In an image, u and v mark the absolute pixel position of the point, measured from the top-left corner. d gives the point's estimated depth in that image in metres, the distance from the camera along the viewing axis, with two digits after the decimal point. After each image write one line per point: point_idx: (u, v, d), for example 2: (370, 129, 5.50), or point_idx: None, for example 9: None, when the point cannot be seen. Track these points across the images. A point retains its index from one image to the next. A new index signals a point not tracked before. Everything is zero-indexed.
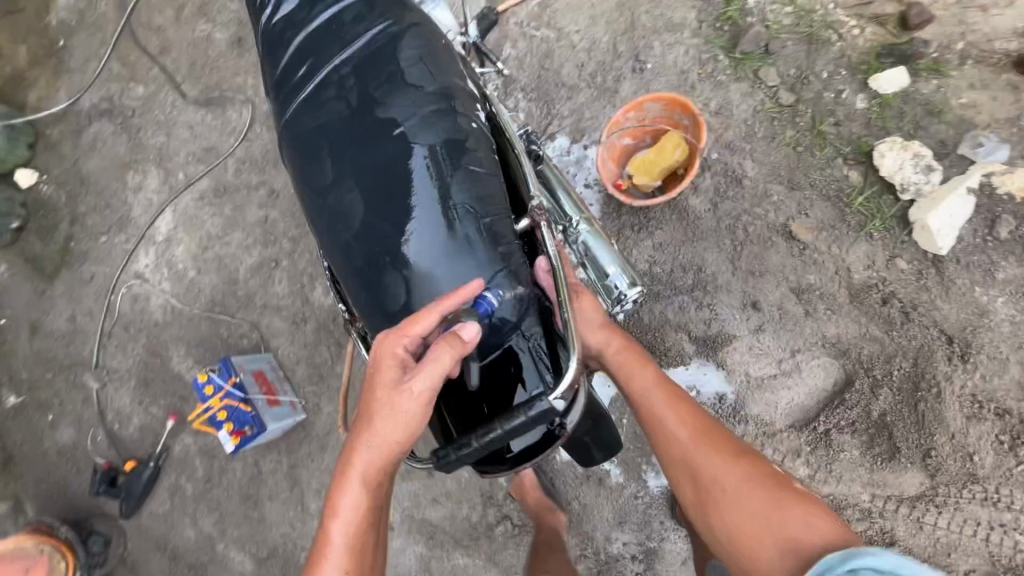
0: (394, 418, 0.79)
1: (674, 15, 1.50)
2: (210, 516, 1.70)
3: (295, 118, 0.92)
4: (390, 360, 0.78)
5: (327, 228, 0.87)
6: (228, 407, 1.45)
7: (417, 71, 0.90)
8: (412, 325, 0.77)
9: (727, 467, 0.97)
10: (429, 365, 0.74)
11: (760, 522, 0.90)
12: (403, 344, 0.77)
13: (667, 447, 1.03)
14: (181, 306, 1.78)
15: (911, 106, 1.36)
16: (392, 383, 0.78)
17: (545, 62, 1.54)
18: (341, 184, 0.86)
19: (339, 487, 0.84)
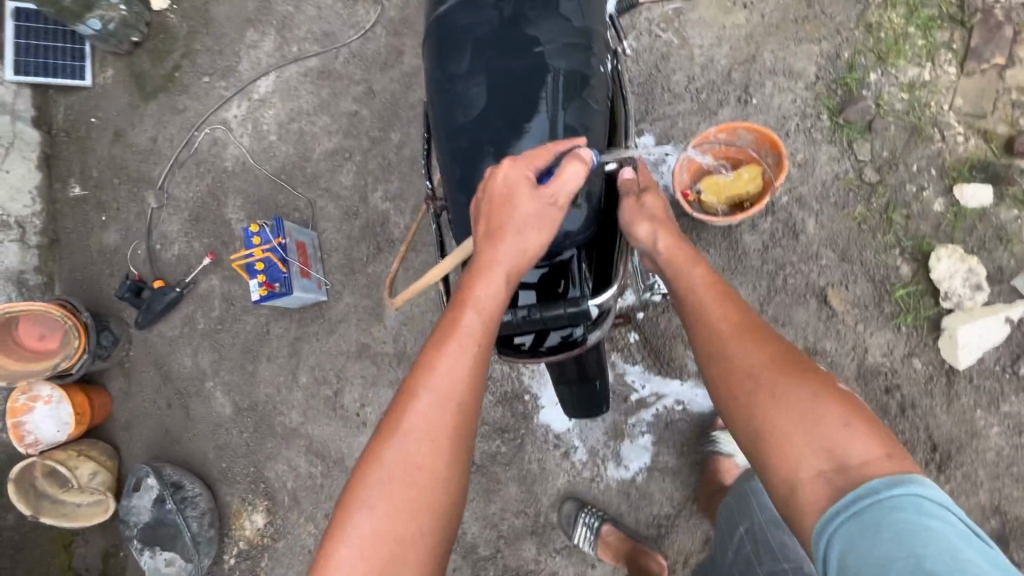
0: (513, 234, 0.83)
1: (795, 64, 1.55)
2: (210, 354, 1.83)
3: (444, 7, 1.00)
4: (512, 181, 0.84)
5: (442, 109, 0.95)
6: (266, 262, 1.55)
7: (571, 6, 0.98)
8: (537, 154, 0.86)
9: (763, 363, 0.87)
10: (565, 177, 0.83)
11: (796, 420, 0.80)
12: (527, 168, 0.85)
13: (704, 339, 0.95)
14: (253, 162, 1.90)
15: (984, 225, 1.39)
16: (516, 200, 0.83)
17: (660, 64, 1.61)
18: (470, 77, 0.95)
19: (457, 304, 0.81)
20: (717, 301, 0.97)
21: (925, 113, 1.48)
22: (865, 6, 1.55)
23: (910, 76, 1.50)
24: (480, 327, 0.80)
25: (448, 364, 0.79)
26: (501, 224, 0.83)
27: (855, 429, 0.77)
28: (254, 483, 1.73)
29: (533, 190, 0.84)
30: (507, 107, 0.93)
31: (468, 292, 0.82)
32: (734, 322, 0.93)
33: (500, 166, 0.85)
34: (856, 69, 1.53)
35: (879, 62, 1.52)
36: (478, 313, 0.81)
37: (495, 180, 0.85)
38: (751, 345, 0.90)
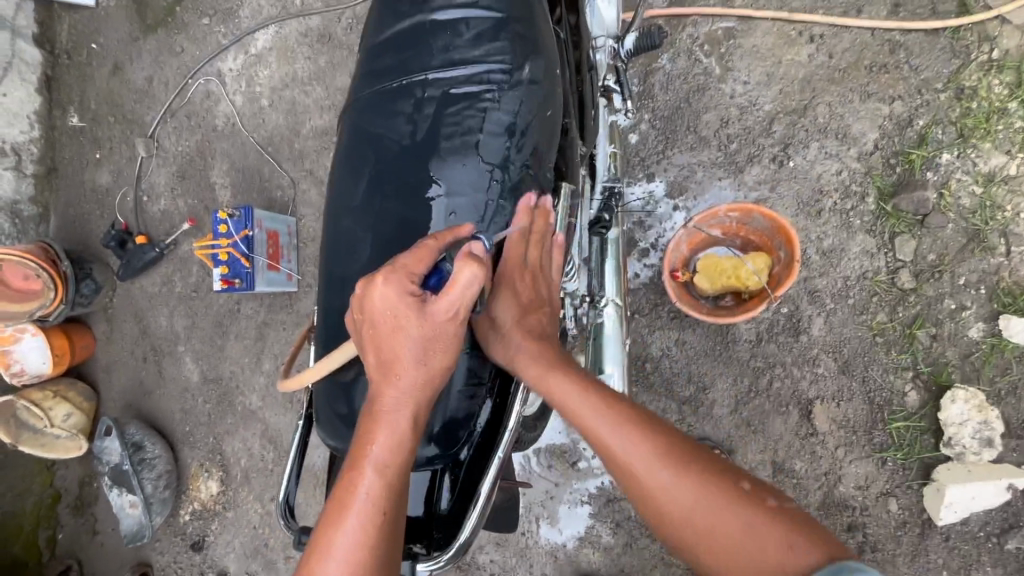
0: (403, 367, 0.64)
1: (853, 125, 1.29)
2: (185, 319, 1.84)
3: (365, 76, 0.80)
4: (387, 306, 0.64)
5: (329, 218, 0.77)
6: (230, 257, 1.48)
7: (499, 141, 0.73)
8: (415, 257, 0.65)
9: (676, 482, 0.68)
10: (458, 287, 0.63)
11: (740, 544, 0.64)
12: (401, 285, 0.63)
13: (627, 477, 0.71)
14: (242, 126, 1.78)
15: (1021, 368, 1.18)
16: (397, 327, 0.64)
17: (691, 96, 1.35)
18: (366, 180, 0.75)
19: (351, 466, 0.64)
20: (609, 416, 0.73)
21: (995, 215, 1.22)
22: (963, 64, 1.24)
23: (992, 165, 1.22)
24: (384, 484, 0.63)
25: (346, 540, 0.60)
26: (383, 358, 0.65)
27: (790, 535, 0.63)
28: (213, 452, 1.80)
29: (418, 309, 0.63)
30: (400, 227, 0.73)
31: (360, 449, 0.64)
32: (637, 435, 0.71)
33: (365, 288, 0.65)
34: (927, 143, 1.25)
35: (960, 140, 1.24)
36: (378, 473, 0.63)
37: (368, 308, 0.65)
38: (669, 467, 0.69)
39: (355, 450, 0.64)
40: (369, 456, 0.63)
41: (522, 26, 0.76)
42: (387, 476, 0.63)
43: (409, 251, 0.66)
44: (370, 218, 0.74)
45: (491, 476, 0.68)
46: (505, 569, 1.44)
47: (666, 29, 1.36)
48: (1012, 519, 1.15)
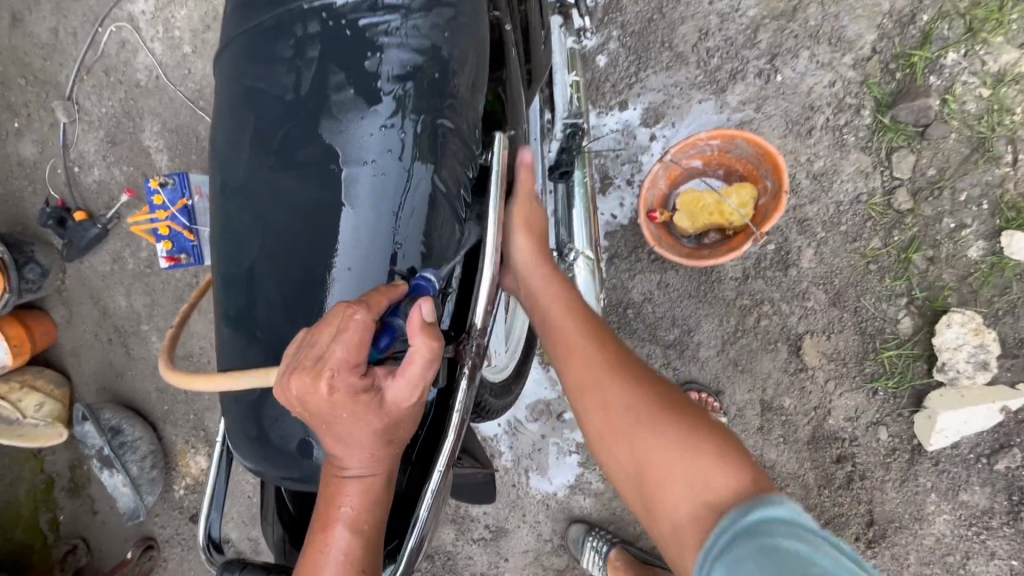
0: (363, 450, 0.53)
1: (849, 26, 1.13)
2: (143, 297, 1.73)
3: (232, 15, 0.62)
4: (331, 404, 0.49)
5: (216, 203, 0.60)
6: (171, 231, 1.35)
7: (402, 83, 0.56)
8: (354, 343, 0.48)
9: (627, 398, 0.72)
10: (417, 370, 0.51)
11: (668, 462, 0.66)
12: (347, 382, 0.49)
13: (577, 385, 0.76)
14: (166, 79, 1.58)
15: (1021, 287, 1.12)
16: (352, 423, 0.51)
17: (665, 5, 1.19)
18: (251, 149, 0.58)
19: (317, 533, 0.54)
20: (589, 338, 0.77)
21: (1003, 121, 1.10)
22: None
23: (1003, 62, 1.10)
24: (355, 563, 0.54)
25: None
26: (338, 446, 0.53)
27: (727, 457, 0.64)
28: (196, 428, 1.76)
29: (374, 399, 0.51)
30: (300, 210, 0.57)
31: (322, 527, 0.54)
32: (611, 373, 0.74)
33: (300, 388, 0.48)
34: (931, 42, 1.11)
35: (968, 36, 1.10)
36: (353, 532, 0.54)
37: (304, 403, 0.50)
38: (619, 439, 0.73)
39: (319, 519, 0.54)
40: (338, 523, 0.54)
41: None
42: (361, 555, 0.54)
43: (336, 329, 0.48)
44: (264, 198, 0.58)
45: (430, 496, 0.55)
46: (499, 521, 1.44)
47: None
48: (1003, 439, 1.13)
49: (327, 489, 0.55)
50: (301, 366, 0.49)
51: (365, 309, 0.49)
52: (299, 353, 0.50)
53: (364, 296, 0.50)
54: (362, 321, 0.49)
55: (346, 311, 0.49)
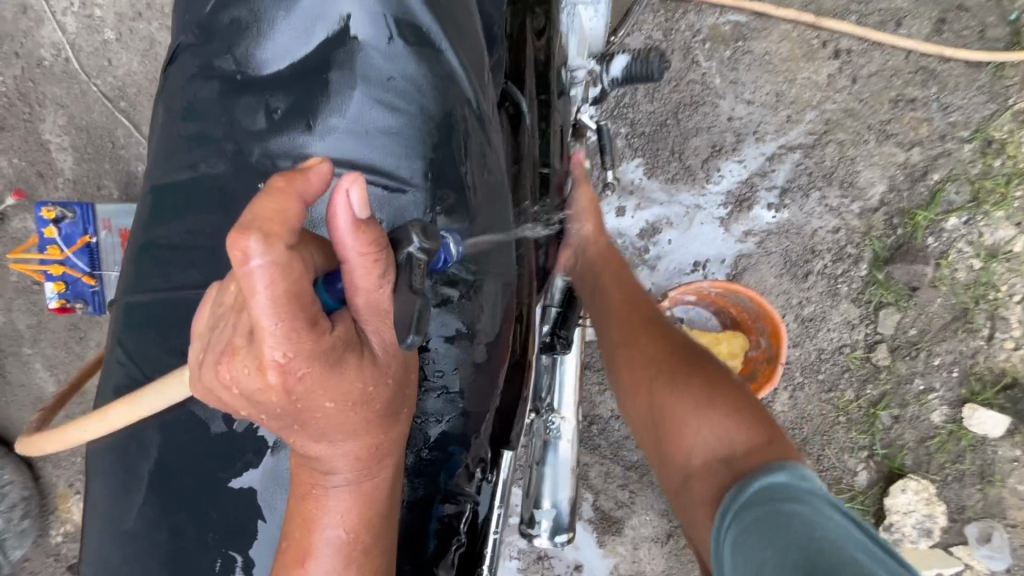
0: (346, 448, 0.41)
1: (863, 173, 1.08)
2: (30, 316, 1.44)
3: (139, 260, 0.54)
4: (285, 397, 0.36)
5: (98, 486, 0.52)
6: (64, 274, 1.10)
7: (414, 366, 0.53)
8: (281, 306, 0.32)
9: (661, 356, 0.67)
10: (361, 256, 0.36)
11: (687, 409, 0.58)
12: (300, 369, 0.35)
13: (613, 342, 0.73)
14: (78, 66, 1.29)
15: (973, 458, 1.13)
16: (326, 417, 0.39)
17: (682, 111, 1.07)
18: (154, 426, 0.50)
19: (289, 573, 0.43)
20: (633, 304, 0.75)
21: (987, 295, 1.09)
22: (997, 111, 1.05)
23: (998, 237, 1.08)
24: (363, 571, 0.44)
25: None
26: (314, 444, 0.40)
27: (742, 415, 0.55)
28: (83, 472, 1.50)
29: (343, 343, 0.37)
30: (229, 514, 0.49)
31: (301, 550, 0.43)
32: (664, 351, 0.67)
33: (245, 373, 0.35)
34: (937, 203, 1.08)
35: (973, 203, 1.07)
36: (342, 558, 0.43)
37: (249, 391, 0.36)
38: (655, 344, 0.68)
39: (290, 556, 0.43)
40: (325, 550, 0.43)
41: (450, 217, 0.52)
42: (370, 566, 0.44)
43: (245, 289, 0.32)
44: (169, 489, 0.49)
45: None
46: None
47: (659, 20, 1.06)
48: None
49: (303, 502, 0.43)
50: (225, 361, 0.35)
51: (264, 237, 0.31)
52: (225, 329, 0.36)
53: (243, 261, 0.31)
54: (273, 264, 0.31)
55: (233, 259, 0.31)
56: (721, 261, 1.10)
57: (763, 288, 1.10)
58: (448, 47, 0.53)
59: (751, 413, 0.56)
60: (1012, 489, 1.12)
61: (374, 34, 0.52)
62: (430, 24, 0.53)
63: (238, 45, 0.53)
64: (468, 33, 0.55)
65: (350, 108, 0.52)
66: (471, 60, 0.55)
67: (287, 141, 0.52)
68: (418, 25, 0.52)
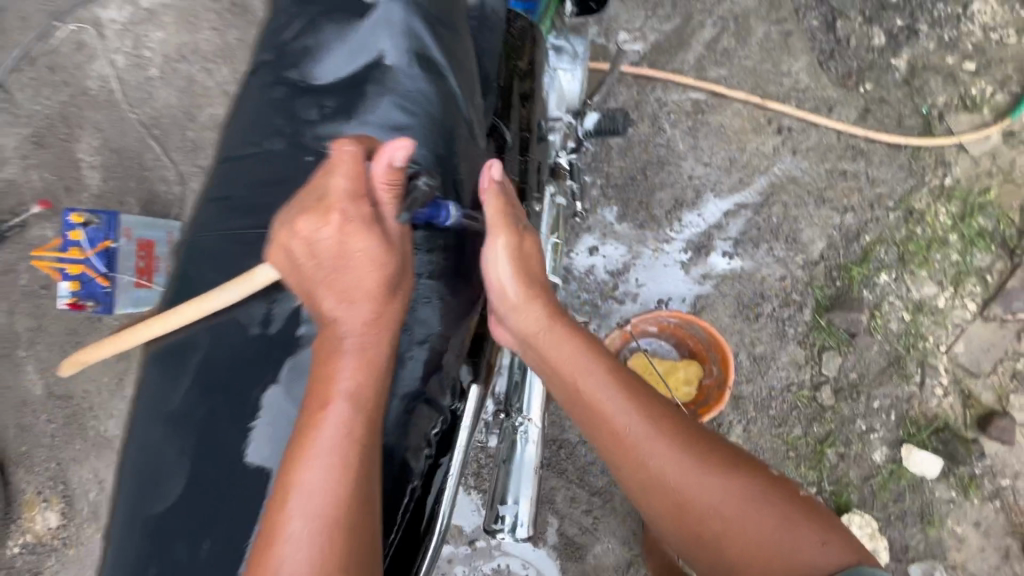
0: (361, 308, 0.55)
1: (804, 230, 1.24)
2: (30, 320, 1.50)
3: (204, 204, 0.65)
4: (336, 240, 0.55)
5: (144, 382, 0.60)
6: (82, 274, 1.19)
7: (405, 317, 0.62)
8: (352, 174, 0.55)
9: (687, 471, 0.66)
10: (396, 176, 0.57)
11: (741, 535, 0.63)
12: (350, 213, 0.55)
13: (623, 456, 0.68)
14: (121, 97, 1.45)
15: (913, 498, 1.21)
16: (353, 270, 0.55)
17: (649, 168, 1.24)
18: (204, 330, 0.59)
19: (299, 431, 0.51)
20: (614, 385, 0.70)
21: (916, 345, 1.22)
22: (916, 186, 1.23)
23: (923, 294, 1.23)
24: (362, 420, 0.52)
25: (319, 488, 0.49)
26: (340, 301, 0.55)
27: (795, 523, 0.63)
28: (54, 480, 1.50)
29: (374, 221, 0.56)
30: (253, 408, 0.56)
31: (315, 404, 0.52)
32: (690, 460, 0.66)
33: (309, 222, 0.54)
34: (869, 261, 1.23)
35: (899, 263, 1.23)
36: (349, 407, 0.52)
37: (309, 237, 0.55)
38: (678, 455, 0.66)
39: (303, 413, 0.52)
40: (334, 406, 0.52)
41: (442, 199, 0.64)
42: (365, 422, 0.52)
43: (334, 165, 0.56)
44: (203, 386, 0.56)
45: None
46: None
47: (632, 93, 1.25)
48: None
49: (320, 368, 0.54)
50: (297, 210, 0.56)
51: (354, 141, 0.57)
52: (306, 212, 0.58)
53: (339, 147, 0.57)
54: (356, 152, 0.56)
55: (337, 150, 0.57)
56: (682, 298, 1.23)
57: (719, 327, 1.23)
58: (453, 74, 0.68)
59: (793, 506, 0.65)
60: (950, 530, 1.20)
61: (399, 62, 0.66)
62: (438, 54, 0.68)
63: (295, 64, 0.68)
64: (468, 68, 0.70)
65: (377, 110, 0.65)
66: (467, 83, 0.70)
67: (330, 128, 0.65)
68: (428, 55, 0.67)
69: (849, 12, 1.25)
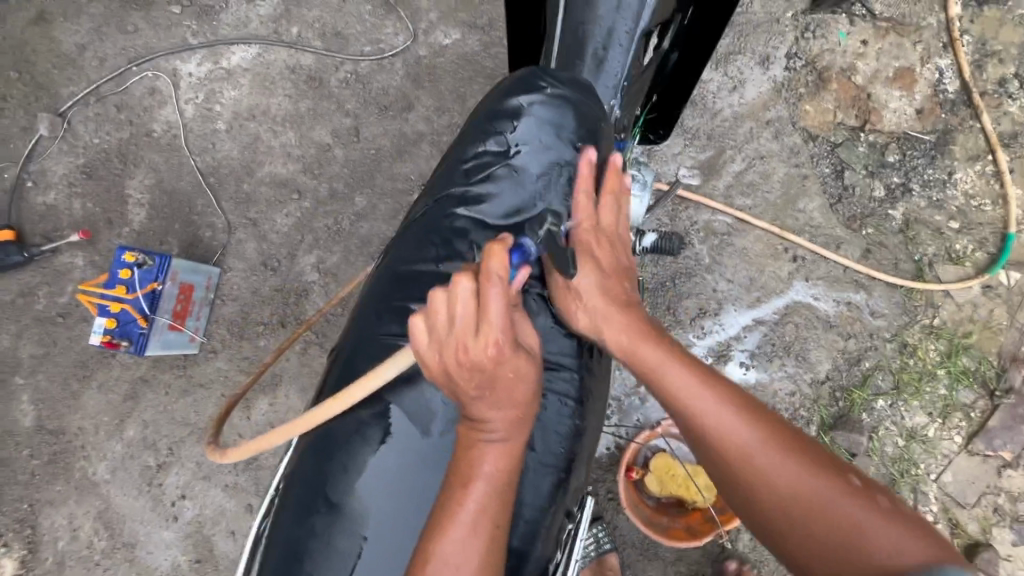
0: (494, 408, 0.66)
1: (812, 351, 1.35)
2: (37, 347, 1.45)
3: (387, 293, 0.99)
4: (460, 368, 0.63)
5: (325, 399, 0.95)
6: (121, 312, 1.21)
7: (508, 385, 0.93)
8: (465, 311, 0.63)
9: (758, 441, 0.73)
10: (494, 290, 0.62)
11: (812, 507, 0.69)
12: (467, 347, 0.63)
13: (705, 431, 0.77)
14: (183, 143, 1.51)
15: None
16: (497, 384, 0.65)
17: (678, 278, 1.36)
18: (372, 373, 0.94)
19: (452, 498, 0.66)
20: (688, 372, 0.80)
21: (910, 470, 1.32)
22: (910, 322, 1.38)
23: (916, 422, 1.34)
24: (499, 495, 0.66)
25: (451, 562, 0.62)
26: (486, 411, 0.66)
27: (874, 508, 0.67)
28: (22, 522, 1.40)
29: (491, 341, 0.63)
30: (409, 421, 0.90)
31: (463, 478, 0.66)
32: (753, 427, 0.74)
33: (441, 360, 0.65)
34: (869, 385, 1.35)
35: (895, 391, 1.34)
36: (489, 486, 0.66)
37: (446, 367, 0.65)
38: (746, 423, 0.75)
39: (457, 482, 0.66)
40: (478, 482, 0.66)
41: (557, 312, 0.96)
42: (503, 494, 0.66)
43: (446, 304, 0.64)
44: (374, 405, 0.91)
45: None
46: None
47: (669, 209, 1.38)
48: None
49: (468, 452, 0.68)
50: (438, 344, 0.65)
51: (457, 279, 0.63)
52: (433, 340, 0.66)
53: (453, 288, 0.63)
54: (463, 292, 0.63)
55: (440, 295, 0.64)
56: None
57: None
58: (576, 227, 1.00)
59: (861, 487, 0.69)
60: None
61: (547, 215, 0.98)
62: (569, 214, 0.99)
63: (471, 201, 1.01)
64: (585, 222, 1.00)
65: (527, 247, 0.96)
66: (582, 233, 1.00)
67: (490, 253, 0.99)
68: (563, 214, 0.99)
69: (856, 165, 1.44)
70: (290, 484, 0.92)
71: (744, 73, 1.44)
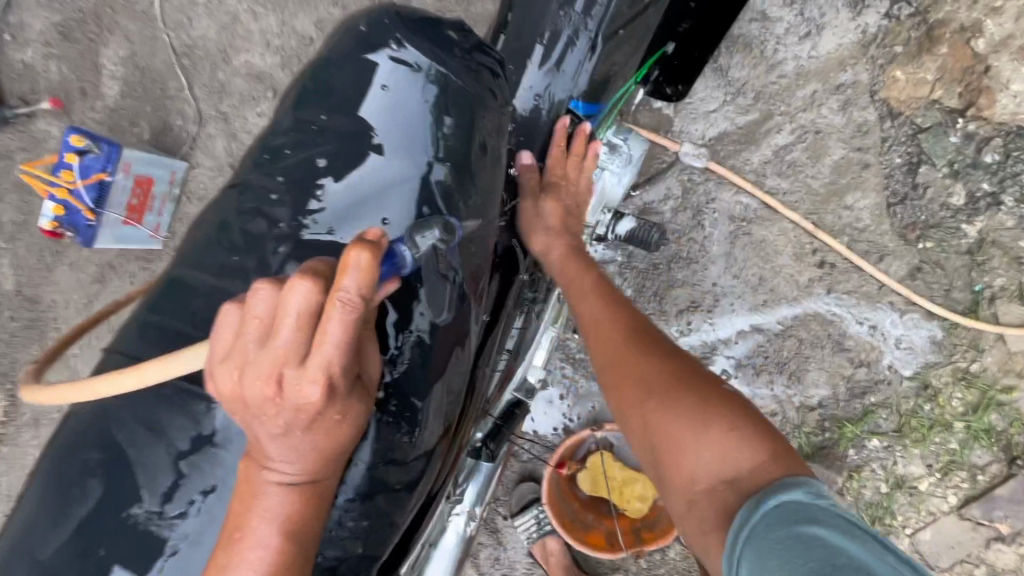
0: (298, 450, 0.50)
1: (811, 372, 1.18)
2: (13, 214, 1.44)
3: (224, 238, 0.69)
4: (269, 397, 0.47)
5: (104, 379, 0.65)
6: (67, 199, 1.18)
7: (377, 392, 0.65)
8: (296, 320, 0.46)
9: (643, 359, 0.77)
10: (339, 309, 0.45)
11: (686, 438, 0.67)
12: (285, 372, 0.46)
13: (615, 379, 0.78)
14: (159, 13, 1.35)
15: None
16: (313, 426, 0.49)
17: (674, 263, 1.18)
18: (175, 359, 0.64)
19: (229, 545, 0.52)
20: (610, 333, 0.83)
21: (884, 519, 1.18)
22: (941, 362, 1.16)
23: (910, 471, 1.17)
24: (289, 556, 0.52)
25: None
26: (282, 453, 0.50)
27: (743, 439, 0.64)
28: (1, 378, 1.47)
29: (308, 371, 0.46)
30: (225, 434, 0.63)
31: (244, 525, 0.52)
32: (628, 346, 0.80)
33: (239, 374, 0.48)
34: (867, 422, 1.17)
35: (895, 434, 1.16)
36: (281, 545, 0.51)
37: (242, 385, 0.48)
38: (632, 343, 0.79)
39: (238, 525, 0.52)
40: (265, 532, 0.51)
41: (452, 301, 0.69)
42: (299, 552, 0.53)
43: (277, 303, 0.47)
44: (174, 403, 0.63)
45: None
46: None
47: (684, 180, 1.17)
48: None
49: (252, 491, 0.52)
50: (239, 354, 0.48)
51: (301, 281, 0.46)
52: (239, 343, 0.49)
53: (288, 287, 0.46)
54: (302, 296, 0.46)
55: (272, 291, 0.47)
56: None
57: None
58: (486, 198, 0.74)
59: (742, 421, 0.66)
60: None
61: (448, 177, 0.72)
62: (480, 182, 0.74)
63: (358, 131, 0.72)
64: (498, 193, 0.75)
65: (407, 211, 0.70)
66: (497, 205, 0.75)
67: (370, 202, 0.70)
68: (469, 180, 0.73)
69: (938, 159, 1.12)
70: (33, 484, 0.64)
71: (824, 16, 1.13)
